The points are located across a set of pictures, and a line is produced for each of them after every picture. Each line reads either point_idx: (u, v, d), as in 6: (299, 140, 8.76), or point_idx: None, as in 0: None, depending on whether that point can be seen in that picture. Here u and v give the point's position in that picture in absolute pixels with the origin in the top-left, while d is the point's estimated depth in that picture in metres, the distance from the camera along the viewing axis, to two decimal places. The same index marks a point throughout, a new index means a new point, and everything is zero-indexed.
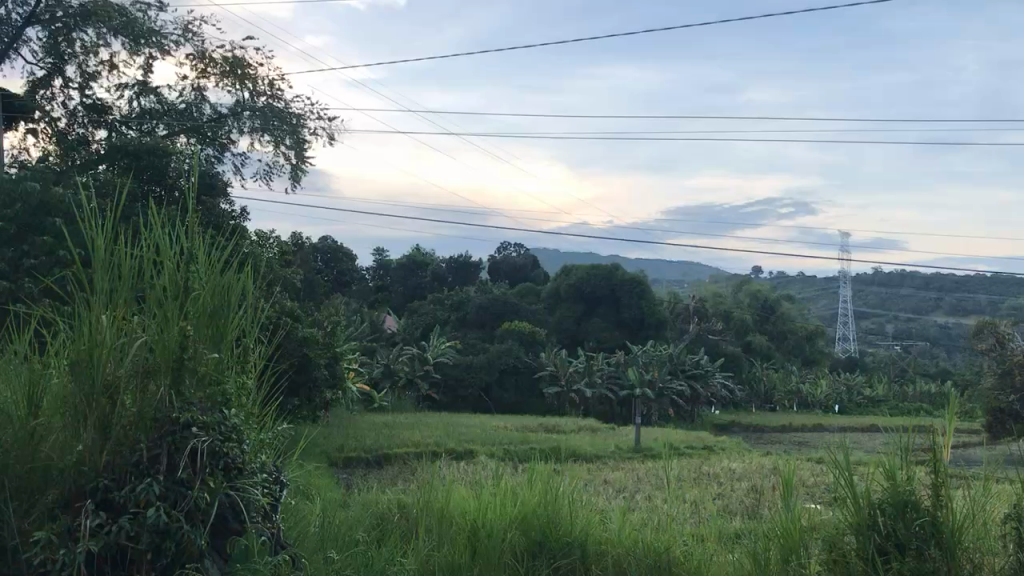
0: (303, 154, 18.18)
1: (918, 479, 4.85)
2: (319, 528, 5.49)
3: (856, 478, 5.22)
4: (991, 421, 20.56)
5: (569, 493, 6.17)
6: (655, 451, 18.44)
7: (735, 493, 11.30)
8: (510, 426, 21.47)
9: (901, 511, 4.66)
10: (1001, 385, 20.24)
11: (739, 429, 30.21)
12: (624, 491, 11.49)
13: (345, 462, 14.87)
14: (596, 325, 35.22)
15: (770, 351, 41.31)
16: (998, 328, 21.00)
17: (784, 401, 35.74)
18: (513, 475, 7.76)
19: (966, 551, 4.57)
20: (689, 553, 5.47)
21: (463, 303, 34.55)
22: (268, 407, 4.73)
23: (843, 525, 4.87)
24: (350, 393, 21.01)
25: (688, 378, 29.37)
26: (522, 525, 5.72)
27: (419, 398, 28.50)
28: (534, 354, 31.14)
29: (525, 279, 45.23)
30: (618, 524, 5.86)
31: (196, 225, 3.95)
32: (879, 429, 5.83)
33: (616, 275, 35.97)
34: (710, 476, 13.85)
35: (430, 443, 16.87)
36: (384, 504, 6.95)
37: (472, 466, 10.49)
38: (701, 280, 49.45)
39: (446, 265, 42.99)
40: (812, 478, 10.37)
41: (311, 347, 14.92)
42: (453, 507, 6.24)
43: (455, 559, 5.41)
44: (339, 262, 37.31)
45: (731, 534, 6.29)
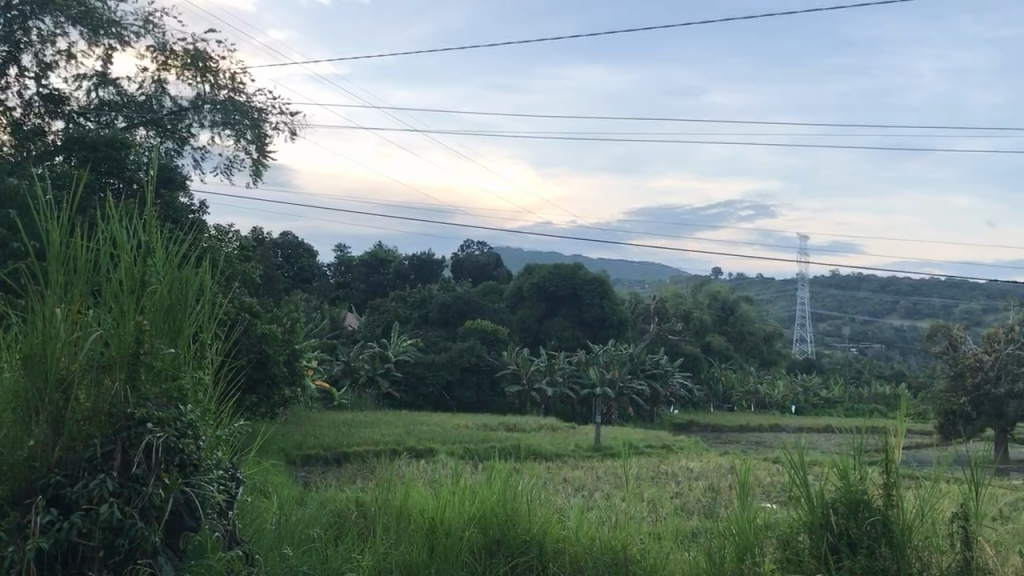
0: (264, 149, 18.01)
1: (870, 478, 4.95)
2: (275, 525, 5.46)
3: (810, 477, 5.29)
4: (942, 423, 20.97)
5: (527, 492, 6.14)
6: (614, 450, 18.48)
7: (693, 493, 11.32)
8: (471, 424, 21.41)
9: (854, 511, 4.77)
10: (954, 388, 20.73)
11: (698, 429, 30.46)
12: (583, 489, 11.51)
13: (303, 460, 14.73)
14: (558, 324, 35.25)
15: (728, 351, 41.70)
16: (952, 331, 21.34)
17: (741, 401, 36.49)
18: (472, 473, 7.67)
19: (915, 549, 4.64)
20: (645, 551, 5.49)
21: (425, 302, 34.47)
22: (225, 403, 4.64)
23: (797, 524, 5.00)
24: (309, 390, 20.88)
25: (647, 378, 29.38)
26: (480, 523, 5.71)
27: (379, 397, 28.41)
28: (495, 353, 31.14)
29: (488, 277, 45.23)
30: (576, 522, 5.86)
31: (154, 218, 3.87)
32: (834, 428, 5.90)
33: (578, 275, 36.10)
34: (668, 475, 13.98)
35: (390, 441, 16.79)
36: (342, 502, 6.92)
37: (433, 464, 10.48)
38: (662, 281, 49.74)
39: (409, 263, 42.76)
40: (768, 478, 10.49)
41: (271, 343, 14.75)
42: (412, 504, 6.20)
43: (412, 558, 5.38)
44: (299, 258, 36.99)
45: (690, 533, 6.32)
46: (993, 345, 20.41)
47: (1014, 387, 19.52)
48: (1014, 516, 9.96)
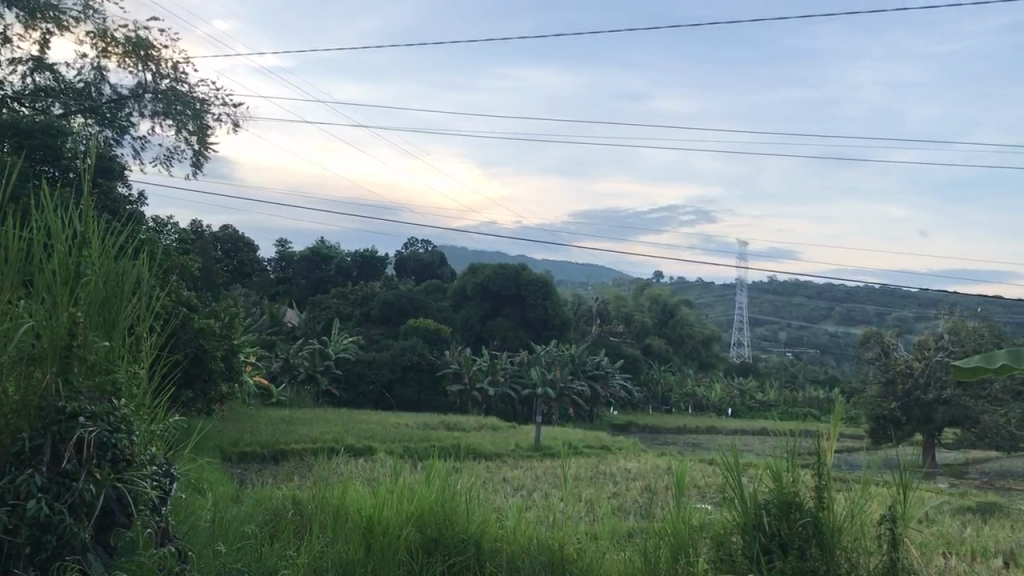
0: (205, 140, 17.74)
1: (804, 481, 5.06)
2: (209, 522, 5.39)
3: (744, 478, 5.38)
4: (873, 427, 21.43)
5: (466, 491, 6.15)
6: (554, 450, 18.62)
7: (631, 492, 11.48)
8: (411, 423, 21.28)
9: (786, 512, 4.88)
10: (885, 393, 21.19)
11: (637, 431, 30.72)
12: (522, 490, 11.55)
13: (240, 458, 14.53)
14: (501, 325, 35.22)
15: (667, 354, 42.09)
16: (884, 337, 21.58)
17: (680, 403, 36.97)
18: (412, 471, 7.67)
19: (844, 550, 4.75)
20: (582, 551, 5.52)
21: (366, 299, 34.15)
22: (159, 398, 4.56)
23: (730, 525, 5.06)
24: (246, 386, 20.61)
25: (588, 378, 29.62)
26: (418, 522, 5.70)
27: (318, 394, 28.14)
28: (438, 352, 30.99)
29: (431, 276, 45.09)
30: (514, 522, 5.88)
31: (90, 208, 3.79)
32: (769, 430, 6.01)
33: (522, 275, 36.13)
34: (605, 475, 14.09)
35: (330, 439, 16.62)
36: (277, 500, 6.81)
37: (371, 463, 10.38)
38: (605, 283, 50.06)
39: (351, 260, 42.19)
40: (702, 479, 10.70)
41: (209, 337, 14.49)
42: (349, 503, 6.15)
43: (348, 556, 5.35)
44: (239, 252, 36.46)
45: (626, 533, 6.39)
46: (924, 352, 20.84)
47: (942, 394, 20.14)
48: (937, 519, 10.24)
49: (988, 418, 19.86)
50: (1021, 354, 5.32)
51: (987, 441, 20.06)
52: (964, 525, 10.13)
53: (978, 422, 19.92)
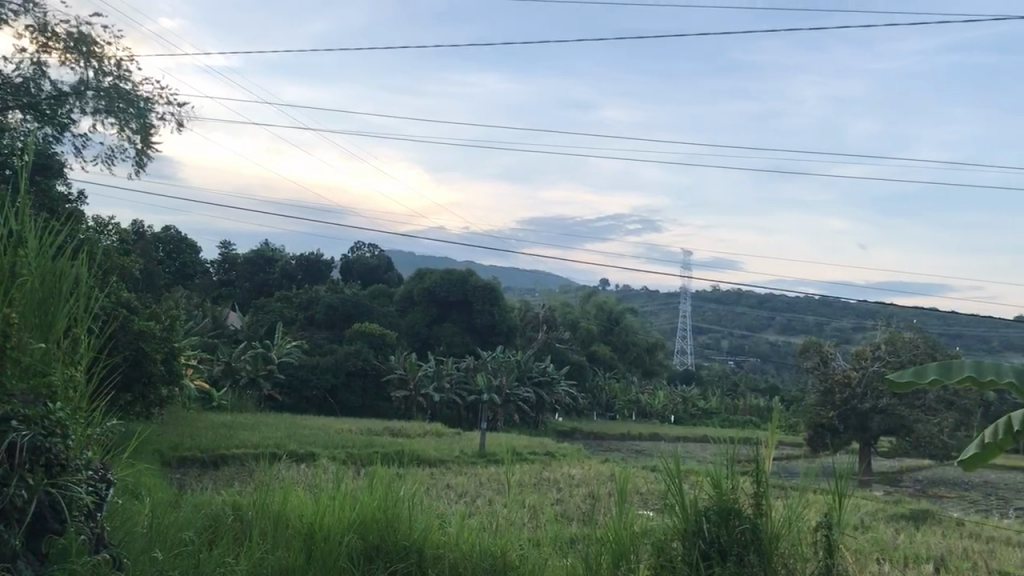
0: (148, 139, 17.46)
1: (742, 487, 5.16)
2: (146, 528, 5.30)
3: (685, 485, 5.45)
4: (811, 436, 21.79)
5: (410, 497, 6.15)
6: (498, 456, 18.64)
7: (574, 499, 11.58)
8: (354, 429, 21.07)
9: (725, 518, 4.95)
10: (823, 402, 21.50)
11: (581, 437, 30.88)
12: (466, 497, 11.54)
13: (179, 462, 14.31)
14: (448, 330, 35.10)
15: (612, 361, 42.31)
16: (822, 347, 22.00)
17: (624, 410, 37.19)
18: (354, 478, 7.64)
19: (781, 557, 4.86)
20: (524, 558, 5.54)
21: (311, 303, 33.76)
22: (96, 401, 4.47)
23: (671, 532, 5.11)
24: (187, 391, 20.27)
25: (534, 385, 29.78)
26: (360, 529, 5.66)
27: (261, 399, 27.76)
28: (383, 357, 30.79)
29: (378, 280, 44.81)
30: (457, 529, 5.88)
31: (26, 206, 3.69)
32: (711, 438, 6.10)
33: (470, 281, 36.10)
34: (549, 481, 14.19)
35: (272, 445, 16.42)
36: (217, 506, 6.71)
37: (313, 468, 10.20)
38: (552, 291, 50.29)
39: (295, 263, 41.72)
40: (644, 486, 10.81)
41: (150, 340, 14.22)
42: (290, 510, 6.09)
43: (288, 562, 5.30)
44: (182, 254, 35.85)
45: (569, 539, 6.44)
46: (861, 361, 21.19)
47: (878, 403, 20.57)
48: (871, 526, 10.48)
49: (921, 428, 20.42)
50: (950, 366, 5.48)
51: (921, 450, 20.59)
52: (898, 532, 10.30)
53: (912, 431, 20.43)
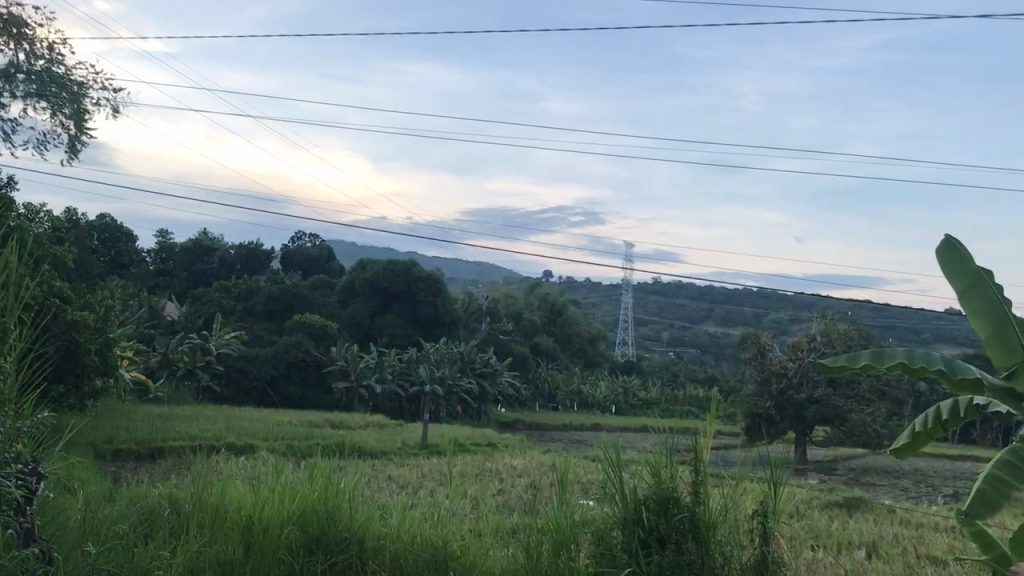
0: (82, 125, 17.04)
1: (680, 476, 5.24)
2: (78, 522, 5.21)
3: (625, 475, 5.50)
4: (749, 425, 22.12)
5: (350, 489, 6.11)
6: (440, 447, 18.63)
7: (515, 488, 11.66)
8: (293, 421, 20.83)
9: (663, 507, 5.01)
10: (760, 392, 21.80)
11: (523, 428, 30.97)
12: (408, 487, 11.47)
13: (114, 455, 14.04)
14: (389, 321, 34.86)
15: (555, 352, 42.45)
16: (760, 338, 22.35)
17: (565, 401, 37.33)
18: (294, 470, 7.58)
19: (719, 545, 4.93)
20: (465, 548, 5.56)
21: (251, 293, 33.26)
22: (26, 393, 4.37)
23: (611, 521, 5.16)
24: (122, 381, 19.87)
25: (477, 376, 29.82)
26: (300, 522, 5.62)
27: (199, 390, 27.29)
28: (324, 348, 30.53)
29: (319, 270, 44.35)
30: (398, 520, 5.87)
31: None
32: (650, 429, 6.18)
33: (413, 272, 35.95)
34: (491, 471, 14.24)
35: (211, 437, 16.16)
36: (153, 498, 6.60)
37: (251, 461, 10.02)
38: (495, 283, 50.31)
39: (234, 253, 41.09)
40: (585, 475, 10.91)
41: (83, 330, 13.90)
42: (228, 503, 6.01)
43: (226, 555, 5.25)
44: (117, 242, 35.02)
45: (510, 529, 6.44)
46: (797, 353, 21.57)
47: (814, 394, 20.87)
48: (805, 514, 10.70)
49: (856, 417, 20.75)
50: (881, 353, 5.63)
51: (855, 439, 20.98)
52: (831, 520, 10.48)
53: (846, 421, 20.79)
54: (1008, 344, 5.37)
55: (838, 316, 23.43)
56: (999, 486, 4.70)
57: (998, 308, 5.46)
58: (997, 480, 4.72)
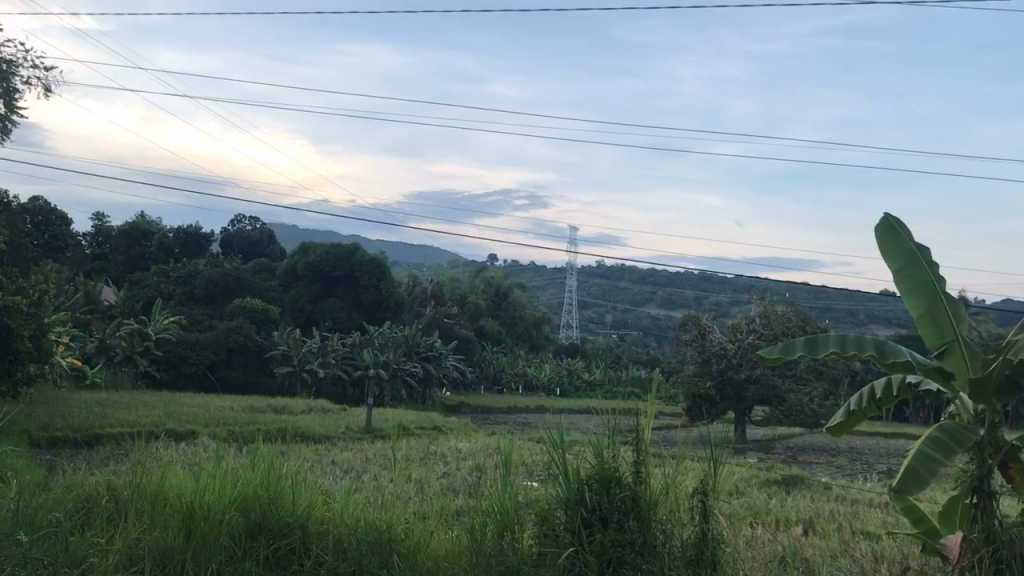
0: (11, 104, 16.54)
1: (621, 456, 5.31)
2: (10, 512, 5.11)
3: (569, 456, 5.55)
4: (689, 407, 22.32)
5: (292, 474, 6.06)
6: (384, 432, 18.55)
7: (461, 471, 11.67)
8: (235, 407, 20.55)
9: (606, 487, 5.07)
10: (701, 373, 21.98)
11: (468, 411, 31.01)
12: (352, 472, 11.37)
13: (50, 443, 13.73)
14: (333, 305, 34.53)
15: (501, 335, 42.13)
16: (700, 320, 22.63)
17: (511, 383, 37.09)
18: (236, 456, 7.45)
19: (660, 523, 5.03)
20: (409, 531, 5.57)
21: (190, 277, 32.66)
22: None
23: (554, 501, 5.20)
24: (57, 367, 19.39)
25: (421, 360, 29.99)
26: (241, 507, 5.55)
27: (138, 376, 26.72)
28: (265, 333, 30.17)
29: (259, 254, 43.75)
30: (342, 504, 5.86)
31: None
32: (592, 409, 6.24)
33: (355, 256, 35.70)
34: (437, 455, 14.20)
35: (151, 423, 15.86)
36: (90, 485, 6.46)
37: (193, 448, 9.84)
38: (440, 267, 50.20)
39: (173, 237, 40.37)
40: (530, 455, 10.95)
41: (15, 316, 13.49)
42: (168, 489, 5.92)
43: (167, 543, 5.17)
44: (51, 225, 33.86)
45: (454, 512, 6.46)
46: (736, 334, 21.92)
47: (753, 373, 21.19)
48: (746, 492, 10.90)
49: (793, 397, 21.14)
50: (815, 341, 5.78)
51: (793, 419, 21.38)
52: (770, 498, 10.68)
53: (784, 401, 21.17)
54: (940, 323, 5.52)
55: (777, 298, 23.85)
56: (928, 463, 4.85)
57: (931, 288, 5.60)
58: (926, 457, 4.88)
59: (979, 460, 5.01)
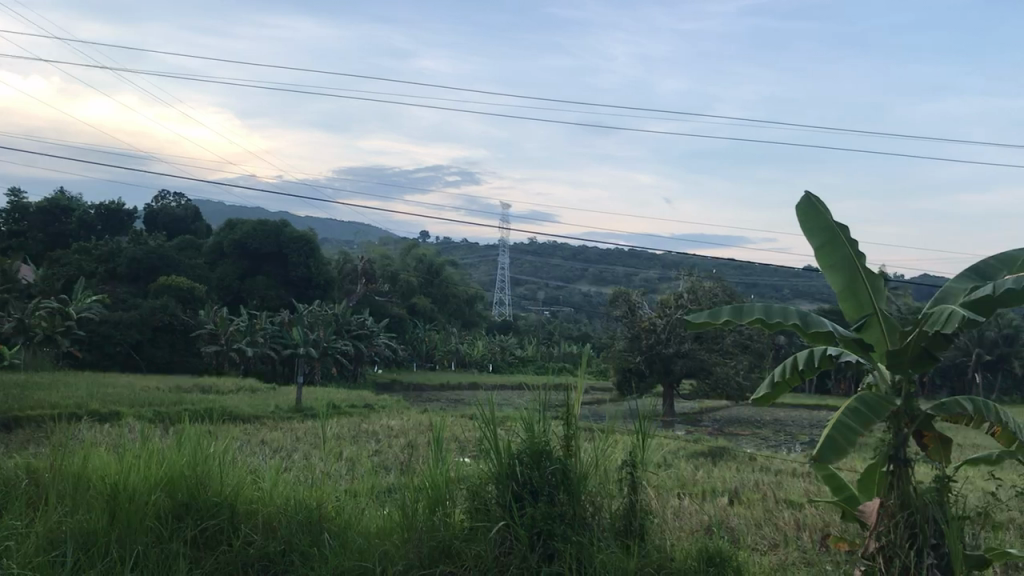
0: None
1: (553, 431, 5.38)
2: None
3: (500, 432, 5.59)
4: (619, 380, 22.58)
5: (219, 454, 5.97)
6: (315, 410, 18.38)
7: (393, 449, 11.64)
8: (162, 387, 20.12)
9: (537, 461, 5.12)
10: (630, 348, 22.27)
11: (400, 388, 30.96)
12: (281, 451, 11.23)
13: None
14: (260, 283, 34.00)
15: (433, 312, 42.05)
16: (630, 296, 22.86)
17: (443, 360, 37.09)
18: (162, 436, 7.26)
19: (589, 495, 5.12)
20: (340, 509, 5.56)
21: (113, 255, 31.71)
22: None
23: (485, 477, 5.21)
24: None
25: (352, 338, 29.75)
26: (168, 487, 5.44)
27: (59, 356, 25.94)
28: (191, 312, 29.58)
29: (184, 231, 42.78)
30: (271, 484, 5.80)
31: None
32: (524, 385, 6.27)
33: (284, 233, 35.27)
34: (368, 433, 14.11)
35: (73, 405, 15.45)
36: (7, 469, 6.25)
37: (116, 428, 9.59)
38: (371, 244, 49.82)
39: (94, 212, 39.23)
40: (461, 432, 10.96)
41: None
42: (93, 471, 5.77)
43: (91, 525, 5.08)
44: None
45: (386, 489, 6.44)
46: (665, 310, 22.22)
47: (681, 348, 21.59)
48: (674, 464, 11.13)
49: (719, 370, 21.62)
50: (742, 309, 5.90)
51: (719, 391, 21.80)
52: (696, 469, 10.94)
53: (711, 373, 21.64)
54: (860, 295, 5.69)
55: (704, 274, 24.24)
56: (847, 432, 5.00)
57: (851, 264, 5.76)
58: (846, 427, 5.02)
59: (895, 429, 5.18)
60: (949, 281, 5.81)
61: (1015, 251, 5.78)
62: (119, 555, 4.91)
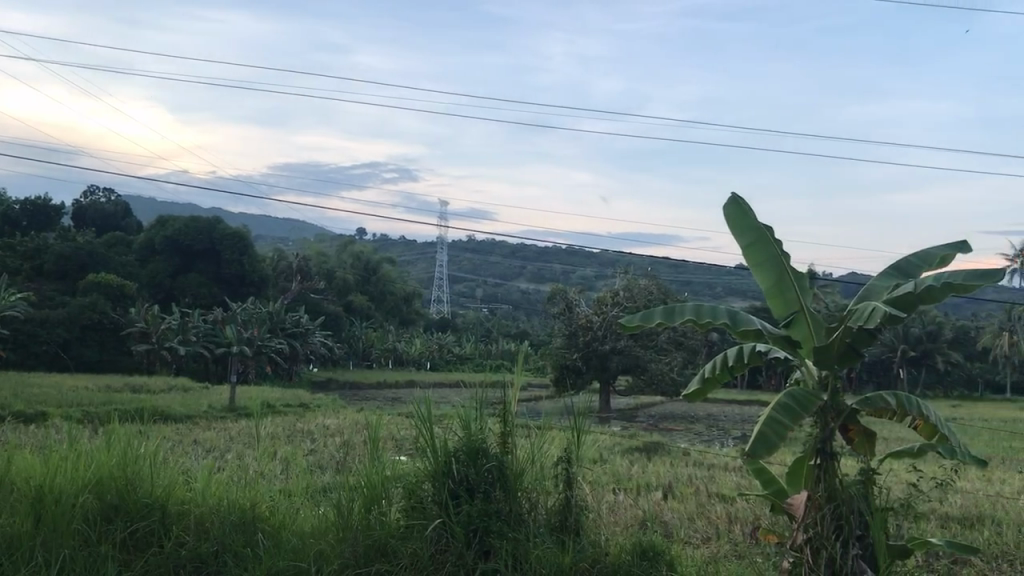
0: None
1: (489, 428, 5.42)
2: None
3: (437, 429, 5.60)
4: (558, 376, 22.23)
5: (149, 454, 5.86)
6: (250, 409, 18.13)
7: (329, 447, 11.57)
8: (90, 387, 19.64)
9: (473, 458, 5.14)
10: (568, 345, 22.33)
11: (337, 387, 30.74)
12: (214, 451, 11.07)
13: None
14: (193, 280, 33.42)
15: (370, 309, 41.79)
16: (567, 294, 23.00)
17: (380, 358, 36.90)
18: (89, 437, 7.09)
19: (525, 491, 5.16)
20: (273, 509, 5.51)
21: (39, 251, 30.80)
22: None
23: (421, 474, 5.21)
24: None
25: (287, 336, 29.32)
26: (96, 489, 5.33)
27: None
28: (121, 310, 28.91)
29: (115, 227, 41.82)
30: (204, 484, 5.71)
31: None
32: (461, 383, 6.29)
33: (217, 230, 34.78)
34: (304, 432, 14.00)
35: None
36: None
37: (42, 429, 9.34)
38: (308, 241, 49.24)
39: (20, 208, 38.14)
40: (398, 430, 10.92)
41: None
42: (16, 474, 5.61)
43: (14, 529, 4.95)
44: None
45: (321, 488, 6.38)
46: (602, 307, 22.37)
47: (617, 344, 21.81)
48: (610, 459, 11.26)
49: (654, 366, 21.92)
50: (672, 310, 6.01)
51: (654, 387, 22.06)
52: (631, 464, 11.10)
53: (646, 370, 21.90)
54: (786, 293, 5.81)
55: (640, 272, 24.50)
56: (776, 427, 5.11)
57: (778, 262, 5.88)
58: (776, 421, 5.14)
59: (822, 424, 5.31)
60: (874, 279, 5.95)
61: (935, 249, 5.97)
62: (44, 559, 4.80)
